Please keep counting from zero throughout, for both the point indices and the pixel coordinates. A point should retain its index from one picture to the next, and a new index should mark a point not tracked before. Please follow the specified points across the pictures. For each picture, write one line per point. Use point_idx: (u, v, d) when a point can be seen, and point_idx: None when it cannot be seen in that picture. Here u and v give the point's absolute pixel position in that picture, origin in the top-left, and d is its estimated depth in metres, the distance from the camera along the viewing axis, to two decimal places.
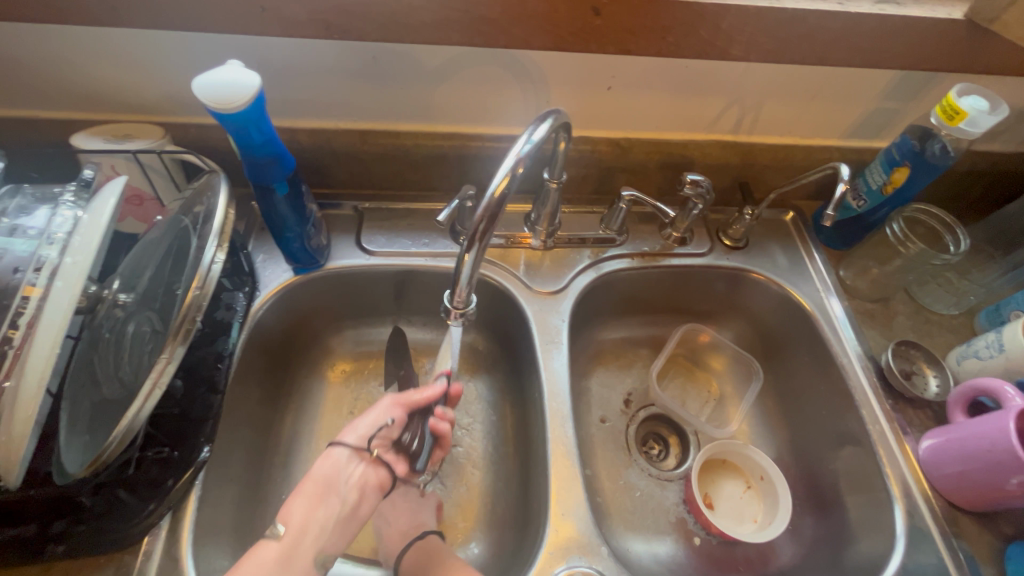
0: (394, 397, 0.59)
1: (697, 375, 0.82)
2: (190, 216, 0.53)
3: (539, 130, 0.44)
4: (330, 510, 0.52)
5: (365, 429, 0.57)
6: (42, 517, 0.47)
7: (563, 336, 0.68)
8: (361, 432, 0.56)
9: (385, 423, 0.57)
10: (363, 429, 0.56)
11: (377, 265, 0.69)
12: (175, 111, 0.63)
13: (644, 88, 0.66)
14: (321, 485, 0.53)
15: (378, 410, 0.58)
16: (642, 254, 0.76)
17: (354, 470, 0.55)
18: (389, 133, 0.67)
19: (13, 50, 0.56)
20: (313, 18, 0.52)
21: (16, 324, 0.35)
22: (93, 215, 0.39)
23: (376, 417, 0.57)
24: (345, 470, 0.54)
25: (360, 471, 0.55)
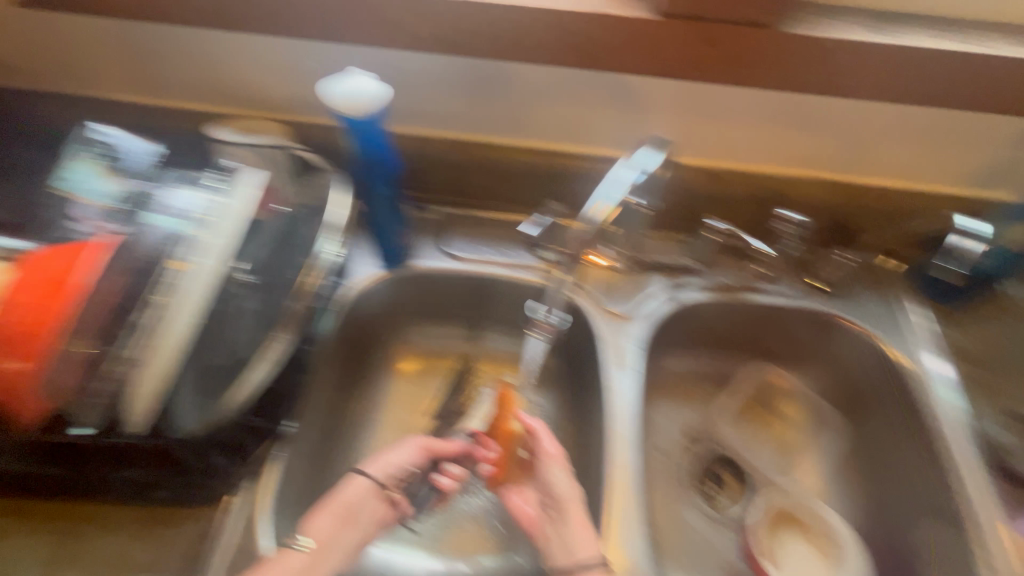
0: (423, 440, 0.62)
1: (767, 417, 0.77)
2: (305, 207, 0.59)
3: None
4: (349, 536, 0.54)
5: (392, 464, 0.59)
6: (145, 466, 0.50)
7: (634, 360, 0.67)
8: (389, 468, 0.59)
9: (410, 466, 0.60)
10: (391, 465, 0.59)
11: (458, 270, 0.72)
12: (298, 110, 0.69)
13: (746, 119, 0.65)
14: (346, 510, 0.54)
15: (405, 450, 0.61)
16: (724, 287, 0.73)
17: (374, 504, 0.57)
18: (484, 144, 0.70)
19: (176, 49, 0.64)
20: (435, 34, 0.55)
21: (166, 288, 0.44)
22: (231, 203, 0.47)
23: (403, 456, 0.60)
24: (368, 500, 0.56)
25: (380, 506, 0.57)
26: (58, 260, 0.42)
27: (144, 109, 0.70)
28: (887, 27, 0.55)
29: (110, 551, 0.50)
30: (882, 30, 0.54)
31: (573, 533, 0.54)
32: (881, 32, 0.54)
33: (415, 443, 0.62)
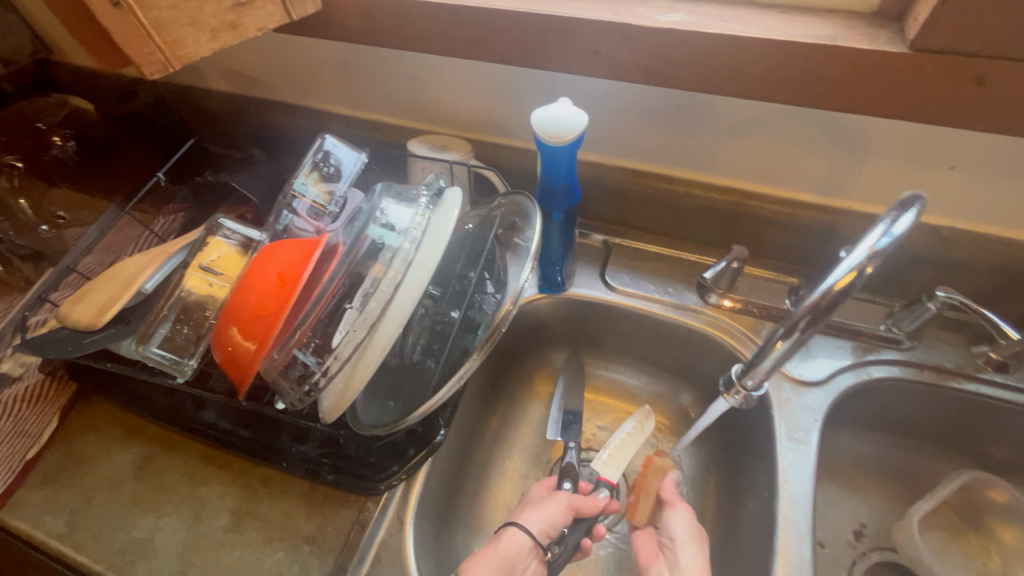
0: (569, 496, 0.57)
1: (969, 537, 0.64)
2: (492, 229, 0.60)
3: (902, 222, 0.38)
4: None
5: (544, 523, 0.55)
6: (318, 441, 0.58)
7: (813, 438, 0.58)
8: (542, 526, 0.55)
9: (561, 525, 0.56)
10: (545, 523, 0.55)
11: (615, 302, 0.69)
12: (482, 130, 0.72)
13: (1004, 173, 0.53)
14: (506, 565, 0.51)
15: (555, 507, 0.56)
16: (935, 369, 0.61)
17: (529, 564, 0.53)
18: (662, 176, 0.66)
19: (388, 70, 0.70)
20: (640, 65, 0.53)
21: (377, 299, 0.43)
22: (442, 220, 0.46)
23: (554, 515, 0.56)
24: (523, 557, 0.52)
25: (534, 565, 0.53)
26: (282, 256, 0.46)
27: (352, 122, 0.78)
28: None
29: (286, 518, 0.56)
30: None
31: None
32: None
33: (562, 502, 0.57)
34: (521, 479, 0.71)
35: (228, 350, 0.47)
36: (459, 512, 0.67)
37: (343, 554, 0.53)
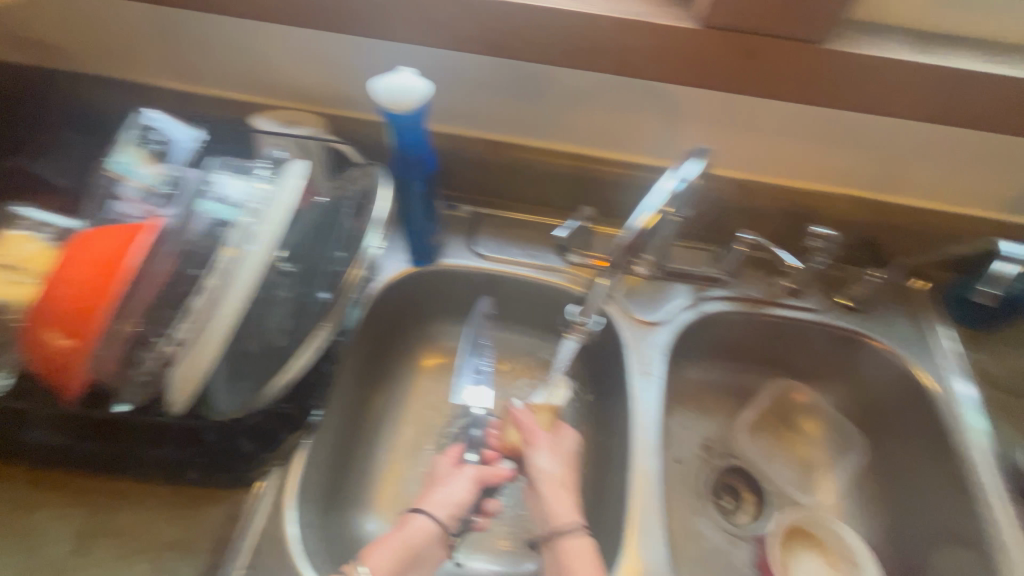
0: (478, 469, 0.61)
1: (786, 436, 0.78)
2: (339, 200, 0.60)
3: (689, 168, 0.56)
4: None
5: (446, 501, 0.57)
6: (176, 443, 0.52)
7: (658, 368, 0.67)
8: (444, 504, 0.57)
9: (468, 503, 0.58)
10: (453, 506, 0.56)
11: (485, 268, 0.72)
12: (336, 105, 0.70)
13: (781, 133, 0.65)
14: (410, 553, 0.52)
15: (461, 483, 0.59)
16: (749, 300, 0.73)
17: (436, 548, 0.54)
18: (517, 146, 0.71)
19: (224, 40, 0.65)
20: (480, 36, 0.56)
21: (215, 274, 0.42)
22: (282, 190, 0.46)
23: (457, 494, 0.58)
24: (431, 543, 0.54)
25: (440, 547, 0.54)
26: (97, 244, 0.42)
27: (186, 97, 0.71)
28: (931, 48, 0.55)
29: (143, 529, 0.51)
30: (928, 50, 0.54)
31: (547, 505, 0.58)
32: (921, 52, 0.54)
33: (470, 477, 0.60)
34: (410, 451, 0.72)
35: (44, 353, 0.42)
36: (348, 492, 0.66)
37: (216, 551, 0.51)
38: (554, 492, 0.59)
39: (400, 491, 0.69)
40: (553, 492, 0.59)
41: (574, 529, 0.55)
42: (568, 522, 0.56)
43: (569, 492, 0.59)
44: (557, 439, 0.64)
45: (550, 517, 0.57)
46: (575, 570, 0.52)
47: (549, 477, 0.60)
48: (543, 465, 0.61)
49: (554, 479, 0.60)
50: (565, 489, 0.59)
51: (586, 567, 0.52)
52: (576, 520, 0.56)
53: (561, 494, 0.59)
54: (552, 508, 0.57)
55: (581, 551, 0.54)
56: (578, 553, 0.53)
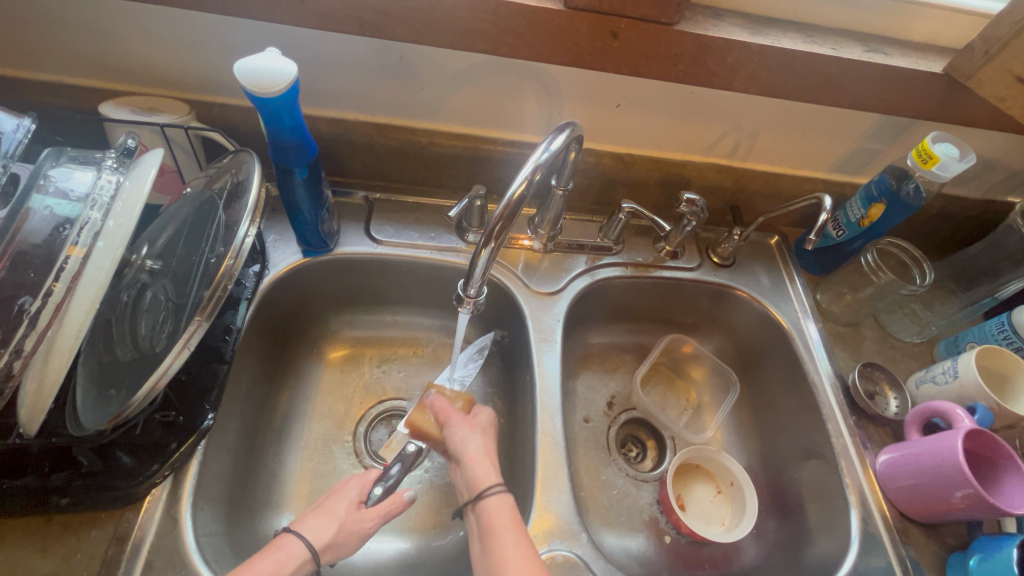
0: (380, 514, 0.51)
1: (677, 384, 0.87)
2: (213, 192, 0.55)
3: (556, 141, 0.50)
4: None
5: (327, 539, 0.48)
6: (42, 469, 0.49)
7: (557, 335, 0.72)
8: (330, 540, 0.48)
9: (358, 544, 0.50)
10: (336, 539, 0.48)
11: (383, 254, 0.72)
12: (203, 89, 0.65)
13: (651, 110, 0.70)
14: None
15: (362, 530, 0.50)
16: (636, 265, 0.80)
17: None
18: (405, 129, 0.71)
19: (52, 15, 0.57)
20: (350, 15, 0.55)
21: (59, 278, 0.39)
22: (135, 182, 0.43)
23: (352, 536, 0.49)
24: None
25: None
26: None
27: (19, 85, 0.63)
28: (765, 29, 0.62)
29: (10, 566, 0.46)
30: (763, 32, 0.61)
31: (471, 473, 0.53)
32: (756, 33, 0.61)
33: (365, 530, 0.50)
34: (324, 446, 0.71)
35: None
36: (257, 495, 0.64)
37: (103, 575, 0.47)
38: (476, 463, 0.53)
39: (315, 485, 0.68)
40: (477, 462, 0.53)
41: (494, 490, 0.50)
42: (488, 485, 0.51)
43: (489, 459, 0.54)
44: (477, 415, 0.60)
45: (471, 483, 0.52)
46: (496, 529, 0.48)
47: (469, 452, 0.54)
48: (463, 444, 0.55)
49: (477, 451, 0.55)
50: (489, 457, 0.55)
51: (507, 523, 0.48)
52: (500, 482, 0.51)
53: (484, 463, 0.53)
54: (473, 475, 0.52)
55: (502, 509, 0.49)
56: (499, 511, 0.49)
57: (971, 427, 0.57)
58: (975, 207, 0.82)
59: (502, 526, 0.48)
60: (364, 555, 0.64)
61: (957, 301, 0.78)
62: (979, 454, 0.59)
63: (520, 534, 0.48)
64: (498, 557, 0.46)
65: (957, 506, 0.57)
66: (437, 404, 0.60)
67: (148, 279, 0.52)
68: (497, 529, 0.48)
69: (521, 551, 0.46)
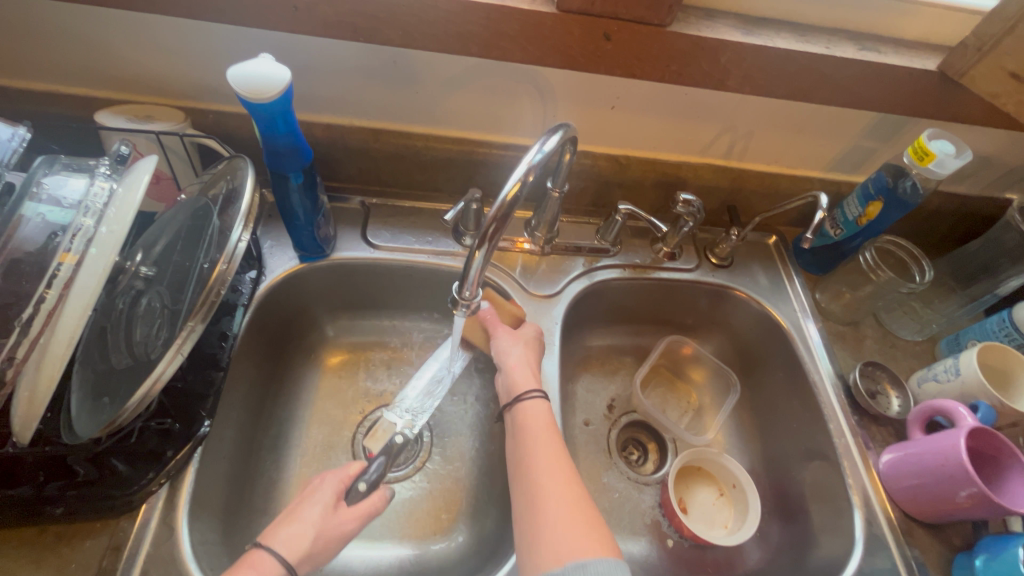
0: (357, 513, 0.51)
1: (678, 386, 0.86)
2: (208, 198, 0.55)
3: (549, 141, 0.50)
4: None
5: (306, 548, 0.47)
6: (37, 480, 0.48)
7: (555, 338, 0.72)
8: (306, 551, 0.47)
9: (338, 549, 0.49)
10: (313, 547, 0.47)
11: (380, 258, 0.72)
12: (198, 96, 0.65)
13: (645, 111, 0.70)
14: None
15: (342, 532, 0.50)
16: (634, 266, 0.80)
17: None
18: (401, 134, 0.71)
19: (49, 26, 0.58)
20: (343, 21, 0.55)
21: (51, 285, 0.39)
22: (127, 189, 0.43)
23: (327, 542, 0.48)
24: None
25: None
26: None
27: (16, 94, 0.63)
28: (758, 29, 0.62)
29: None
30: (755, 32, 0.62)
31: (510, 377, 0.62)
32: (750, 32, 0.61)
33: (348, 529, 0.50)
34: (323, 452, 0.70)
35: None
36: (255, 502, 0.64)
37: None
38: (516, 368, 0.62)
39: None
40: (516, 369, 0.62)
41: (531, 393, 0.59)
42: (526, 389, 0.60)
43: (529, 366, 0.63)
44: (522, 330, 0.67)
45: (511, 385, 0.61)
46: (534, 426, 0.56)
47: (511, 359, 0.63)
48: (507, 354, 0.64)
49: (518, 360, 0.64)
50: (527, 366, 0.63)
51: (541, 425, 0.56)
52: (535, 388, 0.60)
53: (521, 370, 0.62)
54: (513, 379, 0.61)
55: (538, 410, 0.57)
56: (535, 412, 0.57)
57: (975, 425, 0.57)
58: (974, 204, 0.81)
59: (537, 429, 0.56)
60: (363, 562, 0.63)
61: (958, 299, 0.78)
62: (983, 452, 0.58)
63: (552, 433, 0.56)
64: (529, 449, 0.54)
65: (962, 505, 0.56)
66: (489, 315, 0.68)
67: (142, 286, 0.52)
68: (532, 426, 0.56)
69: (554, 450, 0.53)
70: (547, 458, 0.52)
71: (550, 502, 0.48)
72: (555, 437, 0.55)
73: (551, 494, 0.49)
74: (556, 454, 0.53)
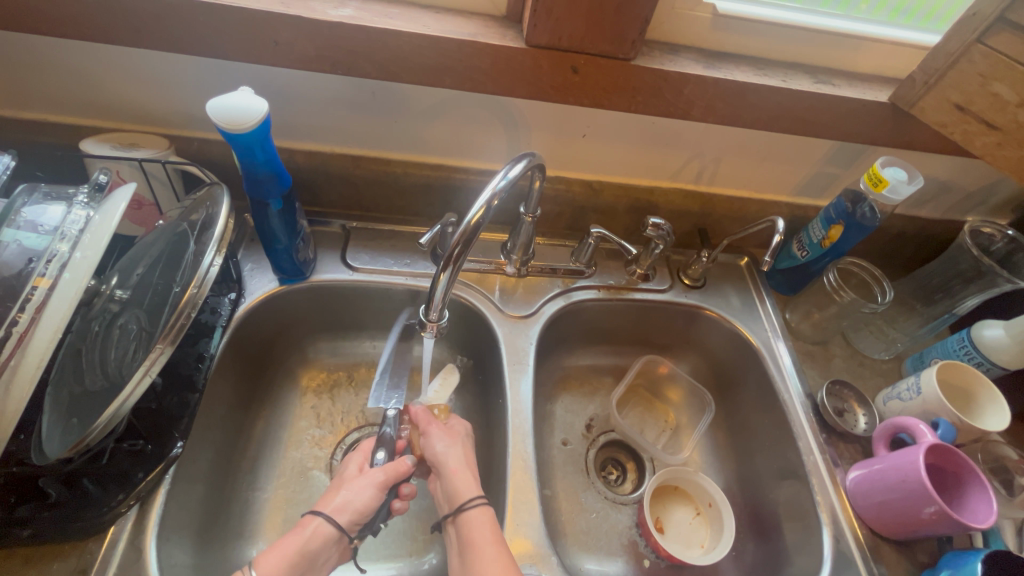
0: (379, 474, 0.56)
1: (655, 405, 0.87)
2: (187, 223, 0.57)
3: (514, 168, 0.52)
4: None
5: (345, 506, 0.54)
6: (9, 501, 0.48)
7: (530, 358, 0.73)
8: (342, 505, 0.54)
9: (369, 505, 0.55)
10: (347, 502, 0.54)
11: (359, 280, 0.74)
12: (183, 125, 0.68)
13: (615, 139, 0.73)
14: (300, 560, 0.49)
15: (372, 480, 0.56)
16: (609, 287, 0.82)
17: (333, 552, 0.52)
18: (380, 160, 0.73)
19: (40, 58, 0.60)
20: (321, 55, 0.58)
21: (24, 309, 0.40)
22: (104, 216, 0.44)
23: (361, 499, 0.54)
24: (328, 546, 0.51)
25: (337, 552, 0.53)
26: None
27: (4, 123, 0.65)
28: (719, 63, 0.66)
29: None
30: (716, 65, 0.65)
31: (451, 483, 0.57)
32: (711, 66, 0.65)
33: (375, 481, 0.56)
34: (299, 473, 0.70)
35: None
36: (229, 524, 0.64)
37: None
38: (457, 473, 0.58)
39: (289, 514, 0.67)
40: (457, 476, 0.58)
41: (474, 502, 0.55)
42: (470, 496, 0.56)
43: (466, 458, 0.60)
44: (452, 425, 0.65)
45: (452, 494, 0.57)
46: (477, 541, 0.52)
47: (448, 460, 0.59)
48: (444, 455, 0.60)
49: (459, 466, 0.59)
50: (468, 465, 0.60)
51: (489, 536, 0.52)
52: (478, 493, 0.56)
53: (462, 473, 0.58)
54: (455, 487, 0.57)
55: (482, 523, 0.53)
56: (479, 526, 0.53)
57: (934, 442, 0.58)
58: (934, 226, 0.85)
59: (481, 541, 0.52)
60: None
61: (919, 318, 0.81)
62: (944, 469, 0.60)
63: (499, 546, 0.51)
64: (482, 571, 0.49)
65: (926, 521, 0.57)
66: (416, 414, 0.65)
67: (119, 308, 0.54)
68: (478, 541, 0.52)
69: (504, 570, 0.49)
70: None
71: None
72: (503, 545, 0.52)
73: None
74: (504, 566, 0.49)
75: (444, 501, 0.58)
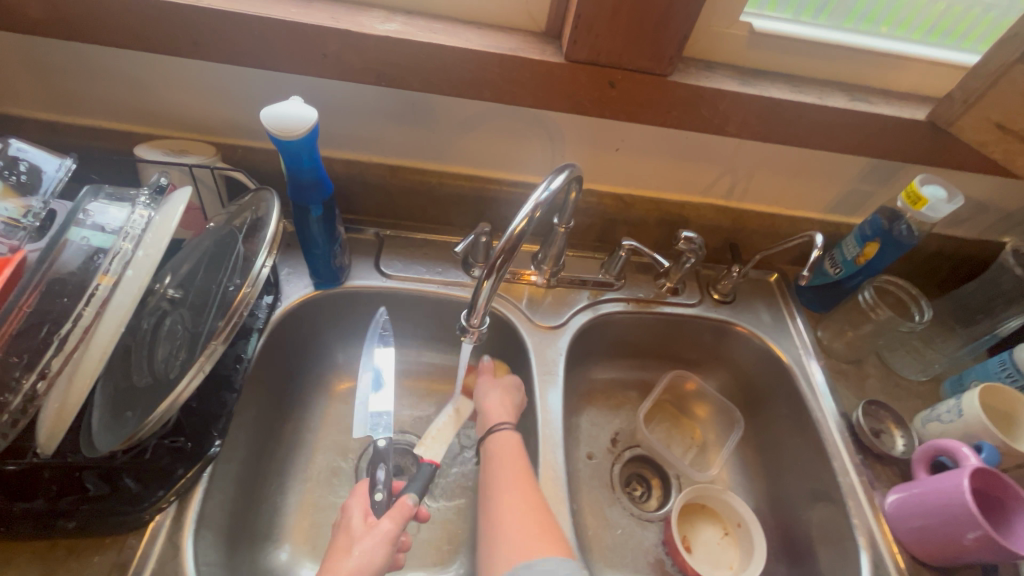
0: (386, 525, 0.53)
1: (682, 422, 0.86)
2: (236, 224, 0.59)
3: (555, 180, 0.53)
4: None
5: (358, 574, 0.48)
6: (51, 493, 0.50)
7: (559, 369, 0.73)
8: (358, 571, 0.49)
9: (381, 560, 0.50)
10: (362, 560, 0.50)
11: (391, 286, 0.75)
12: (229, 133, 0.70)
13: (648, 153, 0.74)
14: None
15: (382, 533, 0.52)
16: (637, 300, 0.82)
17: None
18: (416, 170, 0.75)
19: (100, 69, 0.63)
20: (367, 68, 0.59)
21: (89, 304, 0.42)
22: (165, 217, 0.47)
23: (377, 557, 0.50)
24: None
25: None
26: None
27: (61, 129, 0.68)
28: (754, 80, 0.66)
29: None
30: (752, 82, 0.65)
31: (485, 413, 0.67)
32: (747, 83, 0.65)
33: (387, 534, 0.52)
34: (327, 478, 0.71)
35: None
36: (258, 525, 0.64)
37: None
38: (492, 407, 0.68)
39: (316, 519, 0.68)
40: (491, 409, 0.67)
41: (501, 428, 0.65)
42: (498, 424, 0.65)
43: (505, 405, 0.68)
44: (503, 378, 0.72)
45: (486, 421, 0.67)
46: (500, 457, 0.61)
47: (488, 400, 0.69)
48: (484, 394, 0.69)
49: (494, 401, 0.68)
50: (508, 405, 0.68)
51: (510, 454, 0.61)
52: (507, 424, 0.65)
53: (497, 409, 0.67)
54: (488, 416, 0.67)
55: (507, 442, 0.63)
56: (503, 445, 0.62)
57: (977, 466, 0.57)
58: (970, 247, 0.83)
59: (504, 456, 0.61)
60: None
61: (959, 338, 0.80)
62: (987, 495, 0.58)
63: (517, 463, 0.60)
64: (497, 479, 0.58)
65: (969, 548, 0.56)
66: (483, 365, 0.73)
67: (168, 307, 0.55)
68: (502, 456, 0.61)
69: (514, 477, 0.58)
70: (508, 480, 0.58)
71: (513, 511, 0.54)
72: (520, 463, 0.60)
73: (506, 510, 0.54)
74: (518, 475, 0.59)
75: (478, 427, 0.68)
